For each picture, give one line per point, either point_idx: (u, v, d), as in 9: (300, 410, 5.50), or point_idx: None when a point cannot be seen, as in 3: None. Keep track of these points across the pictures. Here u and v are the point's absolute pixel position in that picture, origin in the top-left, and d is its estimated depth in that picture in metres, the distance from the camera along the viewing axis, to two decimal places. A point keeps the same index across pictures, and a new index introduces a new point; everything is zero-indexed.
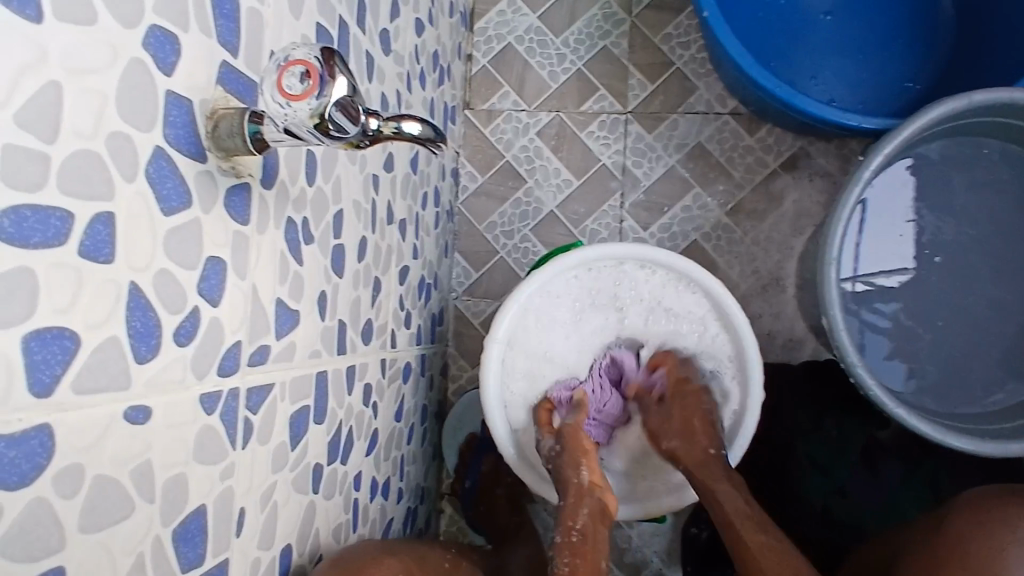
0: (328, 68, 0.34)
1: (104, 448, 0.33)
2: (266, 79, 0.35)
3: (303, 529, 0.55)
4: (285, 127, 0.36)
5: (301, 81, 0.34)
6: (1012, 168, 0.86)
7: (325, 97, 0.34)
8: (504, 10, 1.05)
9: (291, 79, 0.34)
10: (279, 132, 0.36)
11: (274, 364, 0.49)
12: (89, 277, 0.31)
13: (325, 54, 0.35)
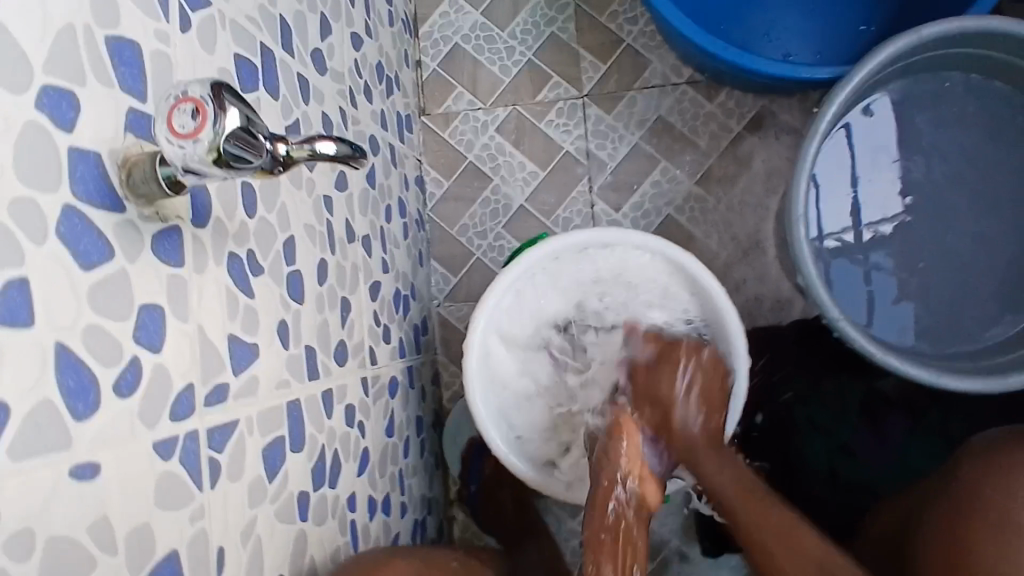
0: (217, 100, 0.34)
1: (53, 510, 0.33)
2: (157, 118, 0.35)
3: (295, 558, 0.55)
4: (186, 166, 0.35)
5: (193, 118, 0.34)
6: (977, 99, 0.84)
7: (218, 128, 0.34)
8: (447, 11, 1.04)
9: (182, 117, 0.34)
10: (183, 172, 0.36)
11: (235, 401, 0.49)
12: (10, 345, 0.31)
13: (213, 89, 0.34)
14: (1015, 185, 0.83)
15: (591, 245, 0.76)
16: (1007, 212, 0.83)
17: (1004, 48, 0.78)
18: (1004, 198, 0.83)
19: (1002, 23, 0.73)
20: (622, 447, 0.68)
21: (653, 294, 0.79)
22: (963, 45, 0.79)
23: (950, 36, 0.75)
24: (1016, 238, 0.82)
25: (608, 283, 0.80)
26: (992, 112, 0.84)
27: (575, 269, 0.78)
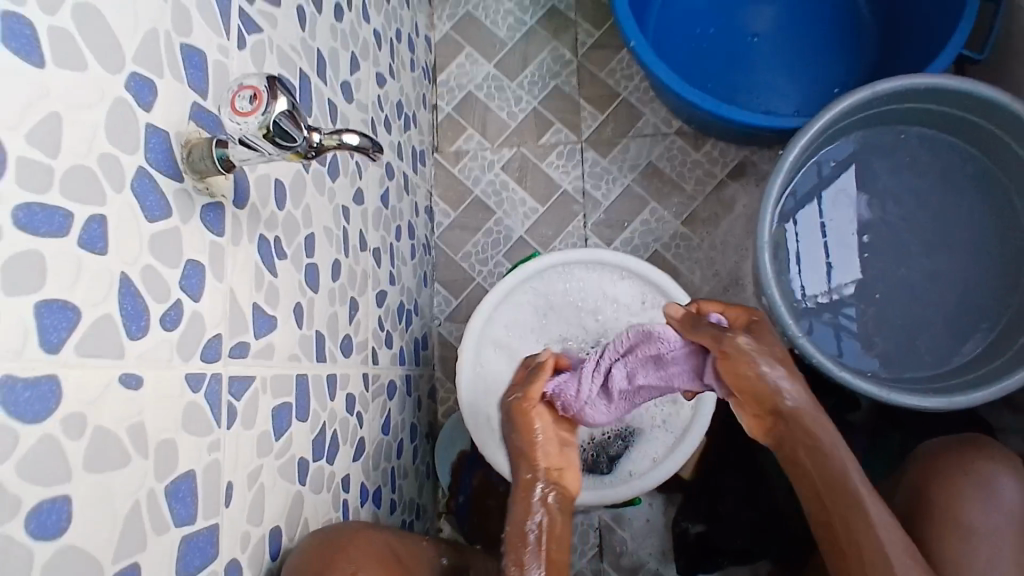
0: (272, 91, 0.43)
1: (104, 405, 0.40)
2: (223, 103, 0.44)
3: (291, 516, 0.61)
4: (242, 140, 0.45)
5: (251, 103, 0.43)
6: (931, 149, 0.92)
7: (268, 112, 0.43)
8: (463, 63, 1.17)
9: (242, 101, 0.43)
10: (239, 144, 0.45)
11: (254, 360, 0.56)
12: (87, 264, 0.39)
13: (269, 81, 0.44)
14: (968, 225, 0.90)
15: (574, 264, 0.87)
16: (961, 250, 0.90)
17: (951, 102, 0.86)
18: (956, 235, 0.90)
19: (943, 80, 0.81)
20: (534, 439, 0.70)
21: (632, 312, 0.86)
22: (913, 101, 0.87)
23: (897, 92, 0.84)
24: (969, 276, 0.89)
25: (589, 304, 0.87)
26: (948, 159, 0.91)
27: (562, 286, 0.87)
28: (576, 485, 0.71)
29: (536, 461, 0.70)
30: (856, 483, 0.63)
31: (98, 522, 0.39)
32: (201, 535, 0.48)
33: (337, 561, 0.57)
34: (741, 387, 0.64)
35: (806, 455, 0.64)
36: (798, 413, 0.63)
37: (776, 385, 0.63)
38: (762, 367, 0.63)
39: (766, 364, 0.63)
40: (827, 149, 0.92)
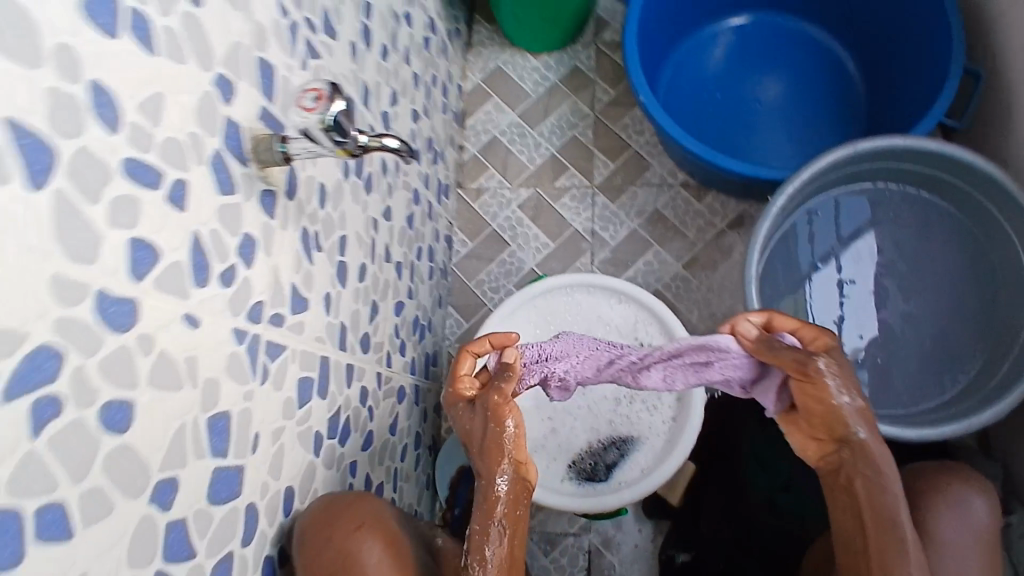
0: (332, 93, 0.54)
1: (170, 333, 0.47)
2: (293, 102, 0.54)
3: (303, 480, 0.68)
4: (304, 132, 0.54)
5: (314, 102, 0.54)
6: (912, 206, 1.00)
7: (328, 109, 0.53)
8: (490, 110, 1.29)
9: (307, 100, 0.54)
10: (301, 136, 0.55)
11: (287, 331, 0.64)
12: (171, 217, 0.48)
13: (331, 86, 0.54)
14: (943, 277, 0.98)
15: (575, 288, 0.95)
16: (935, 299, 0.98)
17: (927, 162, 0.94)
18: (930, 286, 0.98)
19: (917, 140, 0.90)
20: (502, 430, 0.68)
21: (626, 333, 0.93)
22: (893, 160, 0.95)
23: (877, 150, 0.92)
24: (941, 323, 0.97)
25: (585, 323, 0.94)
26: (927, 217, 1.00)
27: (563, 307, 0.95)
28: (536, 475, 0.71)
29: (503, 452, 0.68)
30: (902, 516, 0.67)
31: (152, 431, 0.46)
32: (228, 470, 0.55)
33: (342, 514, 0.60)
34: (816, 410, 0.68)
35: (862, 483, 0.68)
36: (864, 445, 0.67)
37: (849, 415, 0.66)
38: (840, 398, 0.66)
39: (846, 393, 0.66)
40: (816, 200, 1.01)
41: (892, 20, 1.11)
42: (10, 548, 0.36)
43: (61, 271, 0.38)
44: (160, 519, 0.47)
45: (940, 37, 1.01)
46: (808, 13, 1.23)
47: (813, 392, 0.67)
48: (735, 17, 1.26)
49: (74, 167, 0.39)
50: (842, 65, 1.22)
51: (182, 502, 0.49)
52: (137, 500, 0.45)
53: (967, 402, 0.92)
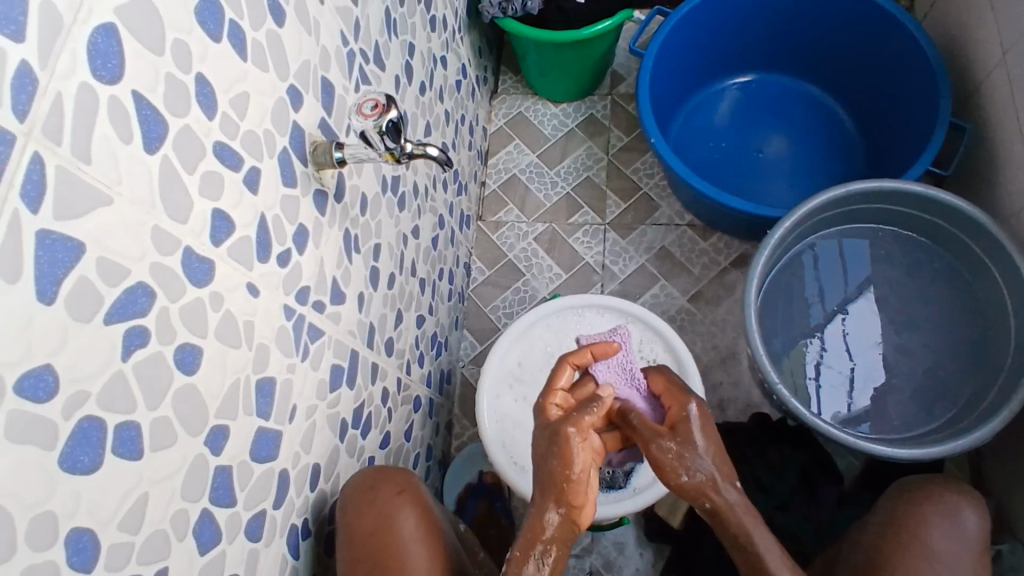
0: (388, 104, 0.63)
1: (236, 296, 0.54)
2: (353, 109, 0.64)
3: (329, 460, 0.73)
4: (361, 134, 0.64)
5: (372, 109, 0.63)
6: (903, 246, 1.08)
7: (382, 117, 0.62)
8: (512, 151, 1.38)
9: (366, 108, 0.63)
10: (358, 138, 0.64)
11: (326, 318, 0.71)
12: (246, 197, 0.55)
13: (388, 98, 0.63)
14: (929, 311, 1.05)
15: (586, 308, 1.02)
16: (922, 332, 1.05)
17: (917, 205, 1.03)
18: (917, 320, 1.05)
19: (906, 183, 0.99)
20: (572, 467, 0.66)
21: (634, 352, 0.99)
22: (885, 202, 1.04)
23: (870, 191, 1.01)
24: (928, 354, 1.03)
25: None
26: (916, 257, 1.08)
27: (573, 325, 1.02)
28: (589, 519, 0.67)
29: (563, 490, 0.66)
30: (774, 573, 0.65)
31: (214, 380, 0.52)
32: (267, 431, 0.60)
33: (385, 480, 0.75)
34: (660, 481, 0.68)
35: (729, 544, 0.67)
36: (717, 509, 0.66)
37: (697, 486, 0.65)
38: (683, 476, 0.66)
39: (684, 470, 0.66)
40: (815, 236, 1.10)
41: (885, 82, 1.21)
42: (94, 455, 0.42)
43: (160, 225, 0.46)
44: (212, 460, 0.53)
45: (928, 96, 1.11)
46: (809, 75, 1.34)
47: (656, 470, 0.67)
48: (742, 75, 1.37)
49: (179, 141, 0.47)
50: (840, 122, 1.32)
51: (231, 451, 0.55)
52: (196, 438, 0.50)
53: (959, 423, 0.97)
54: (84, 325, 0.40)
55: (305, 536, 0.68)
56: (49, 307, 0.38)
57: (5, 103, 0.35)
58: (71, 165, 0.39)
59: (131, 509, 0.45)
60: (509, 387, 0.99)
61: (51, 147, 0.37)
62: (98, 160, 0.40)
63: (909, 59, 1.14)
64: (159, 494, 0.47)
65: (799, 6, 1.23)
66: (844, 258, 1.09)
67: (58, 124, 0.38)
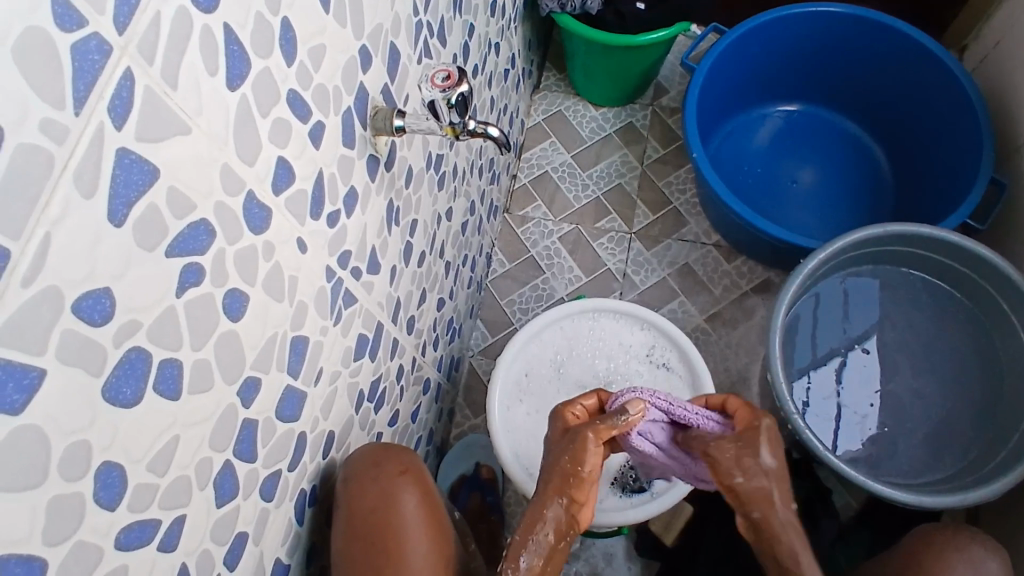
0: (460, 77, 0.63)
1: (285, 249, 0.53)
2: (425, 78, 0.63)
3: (344, 430, 0.71)
4: (431, 102, 0.63)
5: (444, 79, 0.63)
6: (928, 293, 1.08)
7: (452, 90, 0.62)
8: (546, 148, 1.38)
9: (438, 78, 0.63)
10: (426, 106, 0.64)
11: (360, 287, 0.69)
12: (307, 151, 0.54)
13: (461, 71, 0.63)
14: (947, 361, 1.05)
15: (603, 312, 1.00)
16: (938, 380, 1.05)
17: (949, 254, 1.02)
18: (934, 368, 1.05)
19: (943, 231, 0.98)
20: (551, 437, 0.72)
21: (647, 361, 0.98)
22: (919, 247, 1.04)
23: (906, 233, 1.01)
24: (941, 403, 1.03)
25: (610, 348, 0.99)
26: (940, 305, 1.07)
27: (588, 328, 1.00)
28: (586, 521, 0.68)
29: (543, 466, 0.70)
30: None
31: (256, 330, 0.51)
32: (292, 392, 0.58)
33: (389, 458, 0.71)
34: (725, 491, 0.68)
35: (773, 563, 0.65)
36: (768, 519, 0.65)
37: (752, 491, 0.65)
38: (739, 475, 0.65)
39: (740, 472, 0.65)
40: (845, 271, 1.09)
41: (928, 129, 1.21)
42: (136, 388, 0.40)
43: (229, 163, 0.44)
44: (241, 412, 0.51)
45: (970, 148, 1.11)
46: (852, 113, 1.34)
47: (717, 464, 0.67)
48: (785, 104, 1.37)
49: (258, 83, 0.46)
50: (877, 163, 1.32)
51: (259, 406, 0.53)
52: (230, 387, 0.49)
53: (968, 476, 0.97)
54: (146, 253, 0.39)
55: (310, 502, 0.66)
56: (118, 229, 0.36)
57: (109, 14, 0.33)
58: (159, 88, 0.37)
59: (164, 447, 0.43)
60: (520, 400, 0.96)
61: (143, 66, 0.36)
62: (183, 86, 0.39)
63: (957, 110, 1.14)
64: (191, 438, 0.45)
65: (852, 44, 1.23)
66: (848, 298, 1.09)
67: (153, 44, 0.36)
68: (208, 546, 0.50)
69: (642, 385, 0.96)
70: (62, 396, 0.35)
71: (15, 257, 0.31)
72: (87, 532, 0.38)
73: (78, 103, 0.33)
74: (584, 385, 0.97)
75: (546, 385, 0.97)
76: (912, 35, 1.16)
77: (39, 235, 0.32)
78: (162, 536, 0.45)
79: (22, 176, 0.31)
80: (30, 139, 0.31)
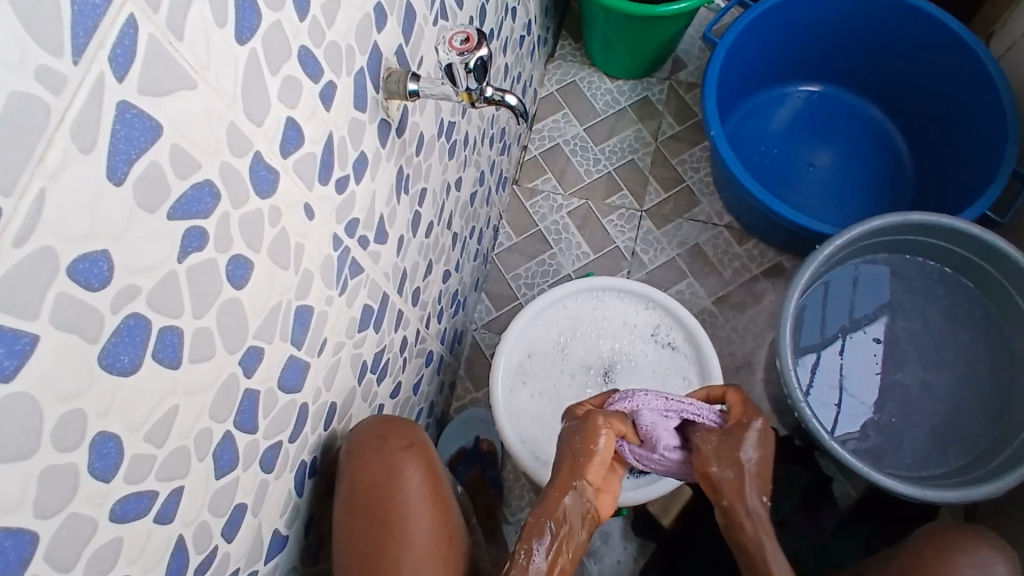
0: (480, 40, 0.60)
1: (293, 215, 0.51)
2: (442, 40, 0.60)
3: (345, 403, 0.70)
4: (447, 66, 0.60)
5: (462, 42, 0.59)
6: (943, 284, 1.06)
7: (471, 55, 0.59)
8: (559, 119, 1.34)
9: (457, 41, 0.60)
10: (441, 69, 0.60)
11: (367, 256, 0.67)
12: (318, 113, 0.51)
13: (481, 34, 0.60)
14: (958, 354, 1.04)
15: (608, 291, 0.98)
16: (948, 373, 1.03)
17: (967, 246, 1.00)
18: (944, 361, 1.04)
19: (963, 221, 0.96)
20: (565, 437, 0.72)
21: (651, 341, 0.97)
22: (936, 237, 1.01)
23: (925, 223, 0.99)
24: (949, 396, 1.02)
25: (614, 327, 0.97)
26: (954, 298, 1.06)
27: (592, 306, 0.98)
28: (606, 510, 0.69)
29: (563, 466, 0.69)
30: None
31: (260, 297, 0.48)
32: (294, 362, 0.56)
33: (394, 431, 0.69)
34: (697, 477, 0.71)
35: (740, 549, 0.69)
36: (733, 509, 0.68)
37: (722, 481, 0.68)
38: (714, 467, 0.69)
39: (717, 463, 0.69)
40: (858, 259, 1.07)
41: (951, 118, 1.18)
42: (135, 356, 0.38)
43: (236, 122, 0.42)
44: (243, 381, 0.49)
45: (995, 139, 1.08)
46: (875, 97, 1.30)
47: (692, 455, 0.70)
48: (806, 84, 1.33)
49: (268, 36, 0.43)
50: (897, 150, 1.29)
51: (261, 375, 0.51)
52: (233, 356, 0.47)
53: (972, 472, 0.96)
54: (148, 215, 0.36)
55: (310, 473, 0.65)
56: (118, 187, 0.34)
57: None
58: (164, 38, 0.35)
59: (162, 418, 0.41)
60: (523, 382, 0.94)
61: (148, 13, 0.33)
62: (189, 37, 0.37)
63: (983, 97, 1.11)
64: (192, 407, 0.44)
65: (878, 25, 1.19)
66: (857, 284, 1.08)
67: None
68: (206, 517, 0.49)
69: (646, 366, 0.95)
70: (56, 363, 0.33)
71: (8, 215, 0.29)
72: (81, 503, 0.37)
73: (77, 51, 0.30)
74: (587, 364, 0.96)
75: (549, 363, 0.96)
76: (941, 19, 1.12)
77: (34, 191, 0.30)
78: (159, 508, 0.44)
79: (15, 126, 0.28)
80: (25, 87, 0.28)
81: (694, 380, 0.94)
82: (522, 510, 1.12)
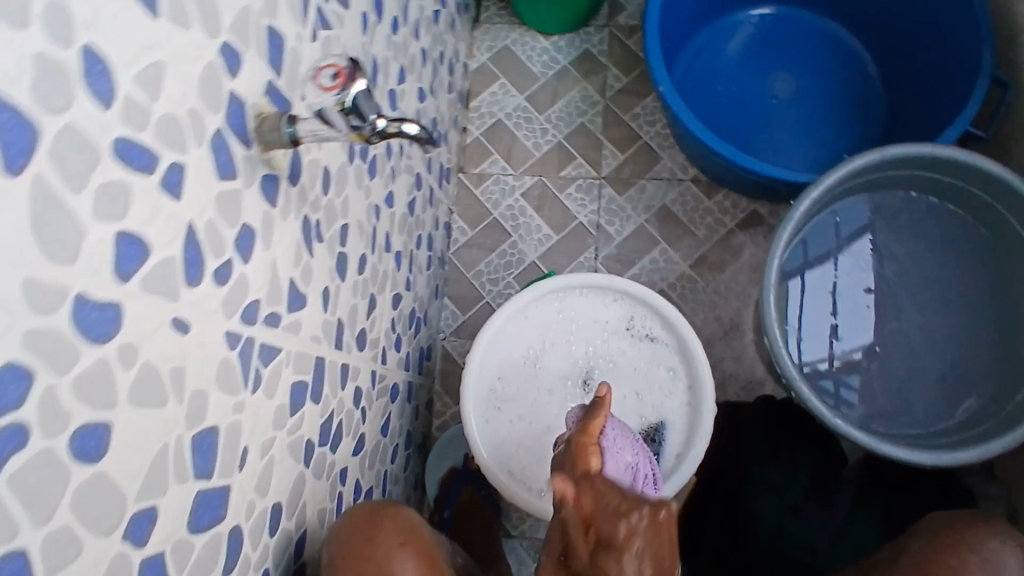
0: (353, 73, 0.52)
1: (155, 339, 0.41)
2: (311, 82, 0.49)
3: (294, 494, 0.61)
4: (319, 112, 0.51)
5: (332, 79, 0.51)
6: (932, 215, 0.98)
7: (346, 92, 0.51)
8: (496, 92, 1.22)
9: (325, 78, 0.51)
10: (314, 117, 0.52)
11: (284, 332, 0.58)
12: (164, 206, 0.41)
13: (350, 65, 0.52)
14: (957, 290, 0.97)
15: (571, 288, 0.89)
16: (948, 312, 0.97)
17: (952, 172, 0.92)
18: (942, 299, 0.97)
19: (946, 148, 0.87)
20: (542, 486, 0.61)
21: (627, 335, 0.89)
22: (917, 168, 0.93)
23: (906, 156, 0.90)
24: (952, 336, 0.96)
25: (584, 327, 0.89)
26: (947, 228, 0.98)
27: (554, 308, 0.89)
28: None
29: None
30: None
31: (133, 454, 0.39)
32: (210, 491, 0.48)
33: (384, 526, 0.63)
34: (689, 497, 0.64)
35: None
36: None
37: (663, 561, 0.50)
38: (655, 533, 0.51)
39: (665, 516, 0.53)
40: (837, 201, 0.99)
41: (918, 25, 1.07)
42: None
43: (33, 273, 0.32)
44: (136, 555, 0.41)
45: (969, 45, 0.98)
46: (834, 10, 1.18)
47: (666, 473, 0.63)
48: (755, 7, 1.20)
49: (57, 146, 0.33)
50: (863, 67, 1.18)
51: (160, 536, 0.43)
52: (111, 537, 0.38)
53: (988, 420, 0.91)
54: None
55: None
56: None
57: None
58: None
59: None
60: (499, 409, 0.87)
61: None
62: None
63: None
64: None
65: None
66: (839, 229, 0.99)
67: None
68: None
69: (625, 365, 0.87)
70: None
71: None
72: None
73: None
74: (563, 373, 0.88)
75: (522, 378, 0.88)
76: None
77: None
78: None
79: None
80: None
81: (679, 371, 0.87)
82: (523, 522, 1.07)
